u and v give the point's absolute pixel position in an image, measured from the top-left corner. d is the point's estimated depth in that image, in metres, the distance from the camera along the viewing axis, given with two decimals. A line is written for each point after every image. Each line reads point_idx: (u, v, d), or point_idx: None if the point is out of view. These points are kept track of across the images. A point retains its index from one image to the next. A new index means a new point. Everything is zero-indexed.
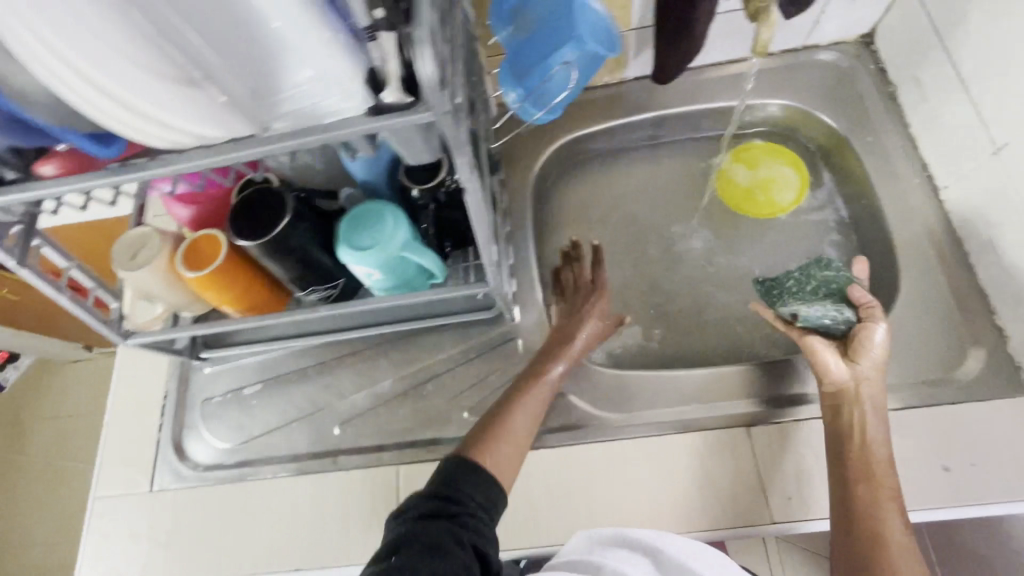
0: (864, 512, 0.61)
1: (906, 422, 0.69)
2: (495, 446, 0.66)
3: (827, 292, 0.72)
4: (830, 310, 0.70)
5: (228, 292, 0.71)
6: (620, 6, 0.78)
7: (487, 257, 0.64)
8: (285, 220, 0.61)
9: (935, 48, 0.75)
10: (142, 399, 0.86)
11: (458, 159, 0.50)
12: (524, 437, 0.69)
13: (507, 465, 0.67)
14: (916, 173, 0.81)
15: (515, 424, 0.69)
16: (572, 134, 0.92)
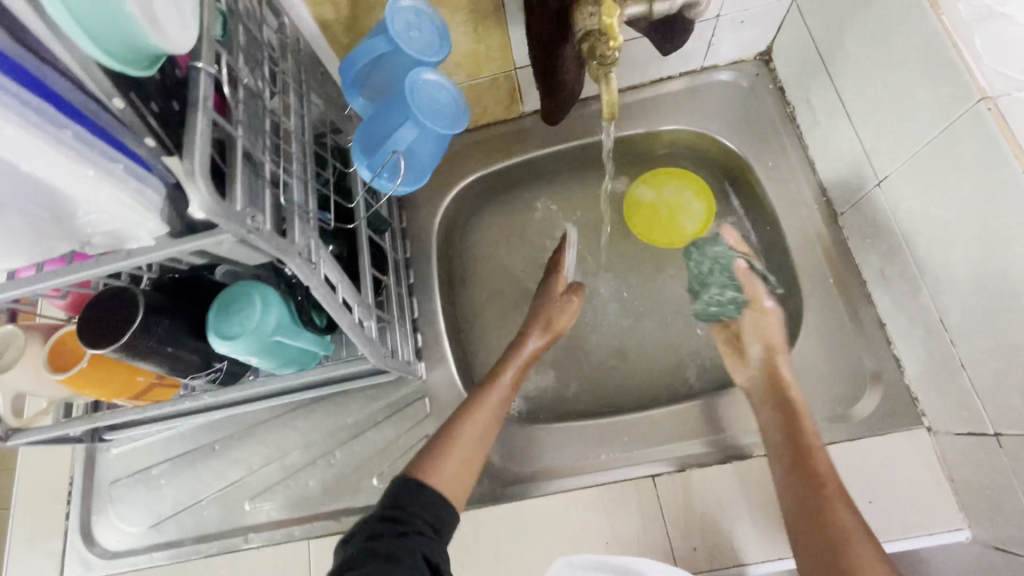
0: (818, 514, 0.61)
1: None
2: (458, 441, 0.67)
3: (723, 278, 0.80)
4: (715, 297, 0.81)
5: (106, 388, 0.66)
6: (497, 48, 0.73)
7: (358, 339, 0.61)
8: (138, 322, 0.57)
9: (821, 74, 0.73)
10: (47, 486, 0.83)
11: (288, 263, 0.48)
12: (479, 442, 0.68)
13: (470, 459, 0.66)
14: (815, 199, 0.79)
15: (480, 419, 0.69)
16: (472, 176, 0.89)
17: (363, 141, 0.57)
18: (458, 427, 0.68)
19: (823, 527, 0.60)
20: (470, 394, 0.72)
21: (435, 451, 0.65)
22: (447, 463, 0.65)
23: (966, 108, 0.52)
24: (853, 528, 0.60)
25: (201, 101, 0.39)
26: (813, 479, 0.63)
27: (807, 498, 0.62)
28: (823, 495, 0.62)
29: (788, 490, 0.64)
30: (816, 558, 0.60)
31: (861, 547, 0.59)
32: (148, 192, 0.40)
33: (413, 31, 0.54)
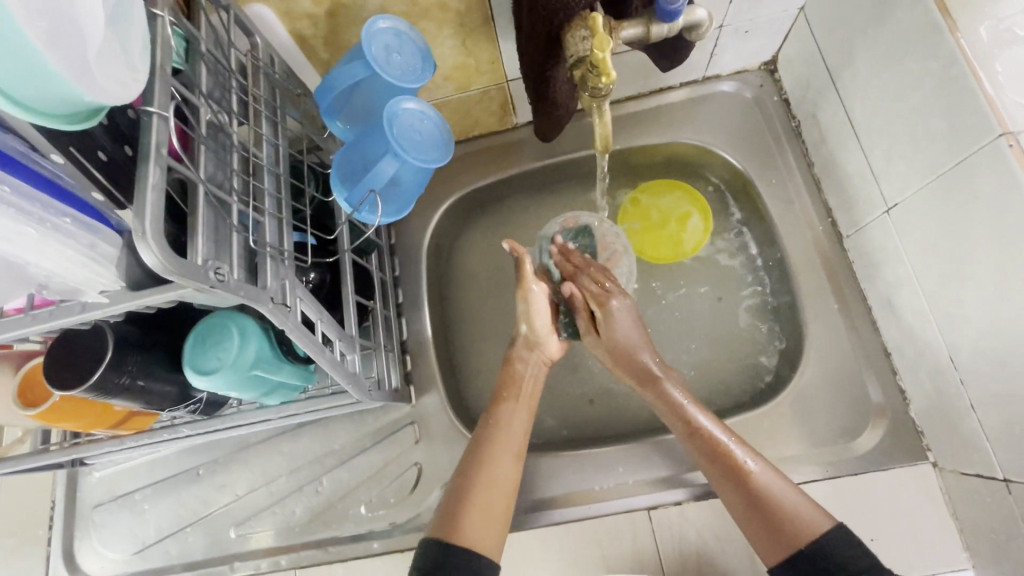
0: (753, 489, 0.57)
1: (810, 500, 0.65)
2: (478, 488, 0.60)
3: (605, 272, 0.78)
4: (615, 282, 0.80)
5: (83, 421, 0.62)
6: (487, 62, 0.69)
7: (342, 377, 0.58)
8: (107, 359, 0.53)
9: (829, 90, 0.69)
10: (30, 508, 0.82)
11: (259, 309, 0.45)
12: (505, 472, 0.63)
13: (498, 506, 0.60)
14: (820, 220, 0.76)
15: (492, 457, 0.63)
16: (462, 191, 0.86)
17: (342, 166, 0.53)
18: (477, 472, 0.62)
19: (737, 479, 0.58)
20: (481, 426, 0.67)
21: (459, 509, 0.59)
22: (478, 515, 0.58)
23: (984, 142, 0.49)
24: (762, 471, 0.58)
25: (153, 149, 0.36)
26: (708, 436, 0.61)
27: (714, 461, 0.60)
28: (723, 450, 0.60)
29: (697, 455, 0.62)
30: (747, 520, 0.57)
31: (777, 488, 0.57)
32: (101, 245, 0.38)
33: (393, 55, 0.51)
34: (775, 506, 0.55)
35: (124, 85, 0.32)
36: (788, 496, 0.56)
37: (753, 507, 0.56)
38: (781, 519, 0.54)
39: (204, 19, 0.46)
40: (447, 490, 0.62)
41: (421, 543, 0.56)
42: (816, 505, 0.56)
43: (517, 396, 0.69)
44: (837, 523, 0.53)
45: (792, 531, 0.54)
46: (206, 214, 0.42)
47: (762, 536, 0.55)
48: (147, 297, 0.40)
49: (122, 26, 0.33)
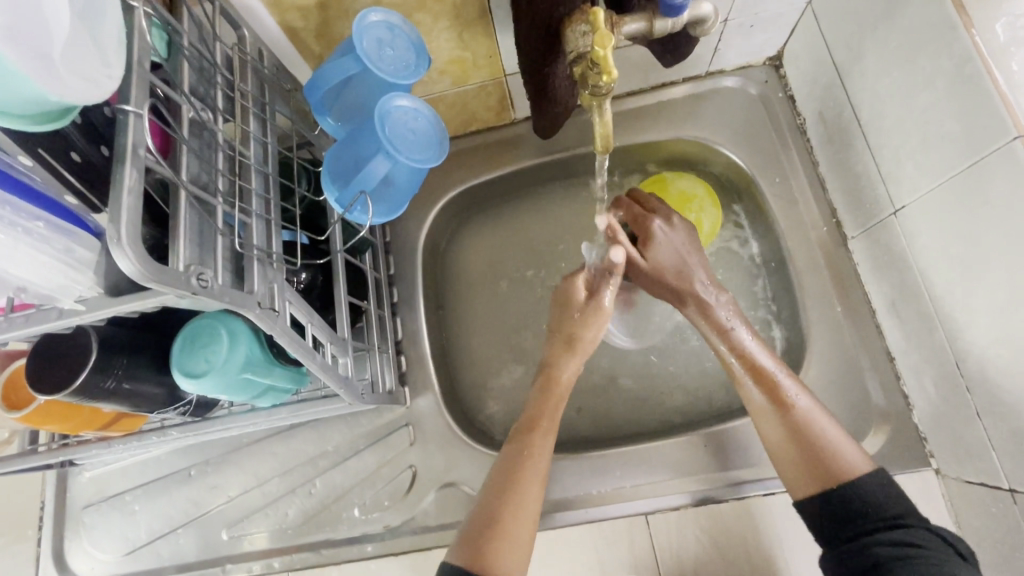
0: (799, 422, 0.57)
1: None
2: (516, 496, 0.57)
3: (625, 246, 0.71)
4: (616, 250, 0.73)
5: (68, 426, 0.60)
6: (485, 56, 0.67)
7: (334, 381, 0.57)
8: (91, 362, 0.51)
9: (837, 86, 0.67)
10: (19, 508, 0.81)
11: (246, 314, 0.43)
12: (533, 502, 0.58)
13: (525, 535, 0.56)
14: (824, 220, 0.74)
15: (522, 487, 0.58)
16: (459, 187, 0.84)
17: (333, 164, 0.52)
18: (510, 487, 0.58)
19: (781, 412, 0.58)
20: (509, 449, 0.62)
21: (494, 529, 0.55)
22: (515, 531, 0.56)
23: (999, 143, 0.48)
24: (809, 409, 0.58)
25: (129, 150, 0.34)
26: (758, 367, 0.61)
27: (762, 389, 0.60)
28: (772, 383, 0.60)
29: (743, 380, 0.61)
30: (786, 452, 0.58)
31: (823, 426, 0.57)
32: (76, 249, 0.36)
33: (385, 49, 0.49)
34: (818, 448, 0.56)
35: (94, 83, 0.31)
36: (833, 438, 0.56)
37: (796, 442, 0.57)
38: (824, 458, 0.55)
39: (186, 12, 0.44)
40: (477, 504, 0.59)
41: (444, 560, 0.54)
42: (855, 445, 0.57)
43: (549, 425, 0.63)
44: (874, 469, 0.55)
45: (832, 470, 0.55)
46: (189, 217, 0.40)
47: (796, 471, 0.57)
48: (126, 304, 0.38)
49: (94, 18, 0.32)
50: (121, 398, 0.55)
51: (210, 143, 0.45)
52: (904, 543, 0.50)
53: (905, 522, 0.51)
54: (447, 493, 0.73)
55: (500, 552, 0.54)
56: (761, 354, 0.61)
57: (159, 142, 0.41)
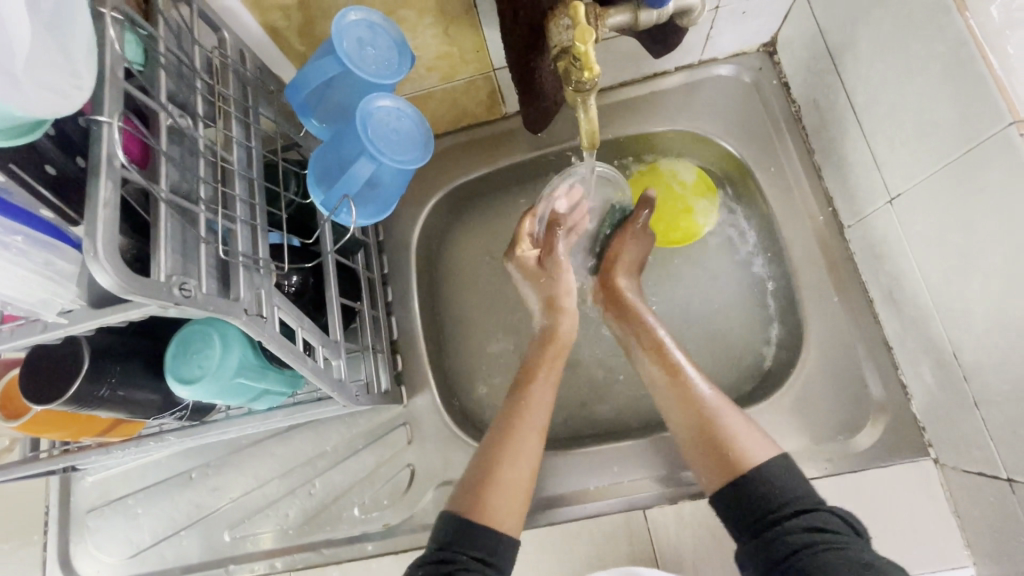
0: (707, 415, 0.60)
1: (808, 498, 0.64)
2: (511, 445, 0.62)
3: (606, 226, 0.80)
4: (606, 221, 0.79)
5: (66, 434, 0.60)
6: (472, 51, 0.66)
7: (328, 384, 0.57)
8: (84, 369, 0.51)
9: (831, 73, 0.66)
10: (25, 512, 0.82)
11: (233, 321, 0.43)
12: (530, 451, 0.62)
13: (522, 483, 0.60)
14: (820, 209, 0.73)
15: (519, 437, 0.62)
16: (451, 184, 0.83)
17: (319, 166, 0.51)
18: (510, 435, 0.63)
19: (687, 403, 0.61)
20: (506, 403, 0.66)
21: (484, 484, 0.59)
22: (508, 480, 0.59)
23: (995, 130, 0.47)
24: (714, 399, 0.61)
25: (103, 162, 0.34)
26: (669, 360, 0.65)
27: (670, 385, 0.63)
28: (679, 375, 0.63)
29: (653, 378, 0.66)
30: (692, 443, 0.60)
31: (729, 420, 0.59)
32: (57, 262, 0.36)
33: (366, 49, 0.48)
34: (721, 437, 0.58)
35: (62, 96, 0.32)
36: (739, 429, 0.58)
37: (699, 428, 0.60)
38: (729, 445, 0.57)
39: (162, 18, 0.43)
40: (475, 459, 0.62)
41: (439, 518, 0.57)
42: (763, 435, 0.58)
43: (546, 377, 0.68)
44: (776, 452, 0.56)
45: (733, 458, 0.56)
46: (170, 226, 0.40)
47: (707, 461, 0.58)
48: (110, 316, 0.38)
49: (63, 30, 0.32)
50: (117, 405, 0.55)
51: (191, 150, 0.44)
52: (812, 528, 0.50)
53: (810, 506, 0.52)
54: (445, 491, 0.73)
55: (492, 503, 0.57)
56: (674, 350, 0.66)
57: (138, 151, 0.40)
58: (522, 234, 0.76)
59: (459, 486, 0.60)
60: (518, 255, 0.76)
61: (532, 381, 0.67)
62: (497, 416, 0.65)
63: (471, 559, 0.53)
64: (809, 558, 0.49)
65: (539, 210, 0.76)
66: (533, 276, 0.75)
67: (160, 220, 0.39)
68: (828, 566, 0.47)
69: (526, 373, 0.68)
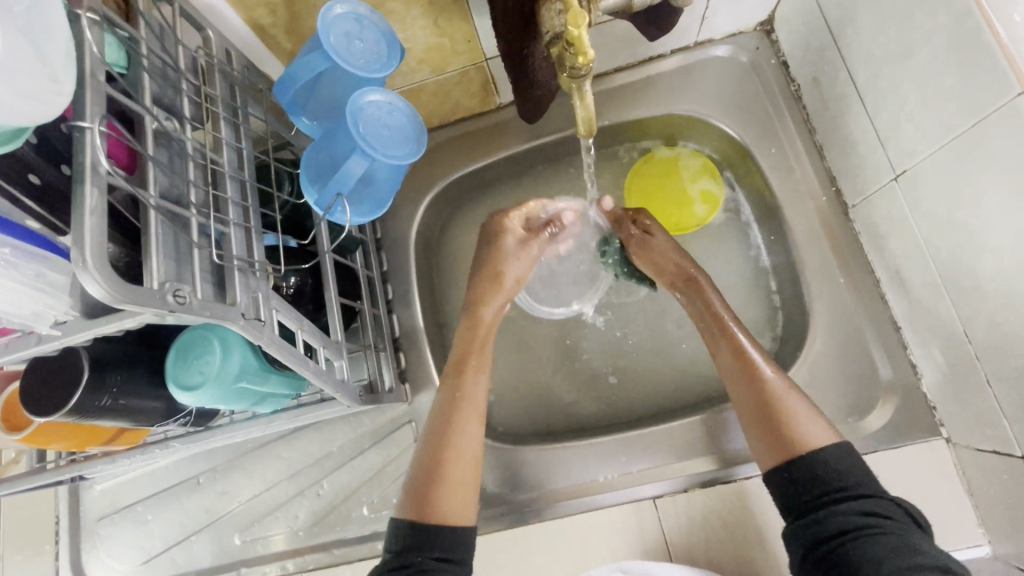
0: (773, 394, 0.58)
1: None
2: (452, 445, 0.60)
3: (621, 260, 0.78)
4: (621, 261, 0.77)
5: (70, 446, 0.60)
6: (463, 41, 0.64)
7: (330, 386, 0.56)
8: (84, 379, 0.50)
9: (831, 49, 0.64)
10: (36, 523, 0.82)
11: (230, 325, 0.42)
12: (468, 444, 0.61)
13: (467, 478, 0.60)
14: (823, 190, 0.72)
15: (461, 433, 0.61)
16: (447, 178, 0.82)
17: (312, 164, 0.50)
18: (453, 430, 0.62)
19: (750, 385, 0.59)
20: (441, 398, 0.64)
21: (431, 486, 0.58)
22: (453, 480, 0.59)
23: (1003, 101, 0.45)
24: (779, 381, 0.59)
25: (89, 168, 0.33)
26: (735, 341, 0.62)
27: (737, 367, 0.61)
28: (746, 357, 0.61)
29: (721, 358, 0.63)
30: (751, 421, 0.58)
31: (792, 401, 0.57)
32: (48, 274, 0.35)
33: (355, 42, 0.47)
34: (779, 417, 0.56)
35: (39, 100, 0.31)
36: (802, 412, 0.56)
37: (761, 409, 0.58)
38: (786, 430, 0.55)
39: (143, 19, 0.42)
40: (416, 458, 0.61)
41: (392, 522, 0.57)
42: (825, 425, 0.56)
43: (477, 366, 0.66)
44: (834, 443, 0.54)
45: (789, 443, 0.55)
46: (161, 231, 0.39)
47: (763, 440, 0.57)
48: (103, 326, 0.37)
49: (38, 34, 0.31)
50: (119, 414, 0.54)
51: (180, 153, 0.44)
52: (867, 513, 0.50)
53: (870, 492, 0.51)
54: None
55: (441, 501, 0.57)
56: (739, 333, 0.63)
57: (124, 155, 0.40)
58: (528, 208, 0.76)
59: (406, 488, 0.59)
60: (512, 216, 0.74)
61: (462, 373, 0.65)
62: (433, 412, 0.64)
63: (430, 559, 0.53)
64: (858, 540, 0.49)
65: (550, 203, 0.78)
66: (500, 243, 0.73)
67: (150, 223, 0.38)
68: (883, 550, 0.48)
69: (459, 362, 0.67)
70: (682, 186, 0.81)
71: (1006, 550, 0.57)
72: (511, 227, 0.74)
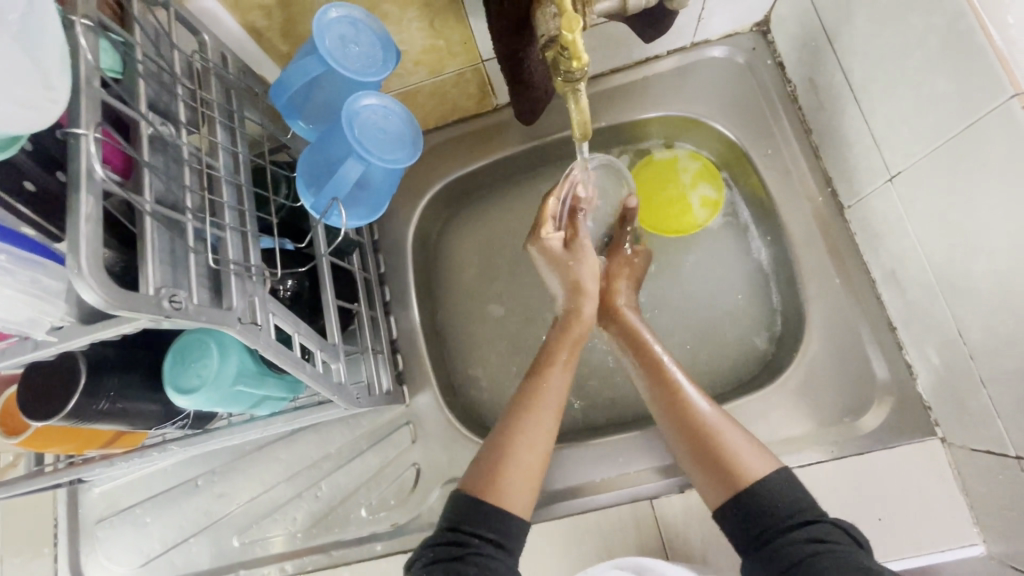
0: (710, 428, 0.60)
1: (814, 482, 0.64)
2: (525, 432, 0.61)
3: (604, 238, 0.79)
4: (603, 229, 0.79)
5: (68, 450, 0.60)
6: (459, 43, 0.64)
7: (327, 388, 0.56)
8: (82, 383, 0.50)
9: (827, 50, 0.64)
10: (34, 525, 0.82)
11: (228, 330, 0.42)
12: (545, 432, 0.62)
13: (534, 465, 0.60)
14: (819, 191, 0.72)
15: (536, 419, 0.62)
16: (444, 179, 0.82)
17: (307, 168, 0.50)
18: (533, 416, 0.62)
19: (686, 423, 0.61)
20: (523, 388, 0.65)
21: (496, 468, 0.59)
22: (524, 465, 0.59)
23: (997, 102, 0.45)
24: (714, 416, 0.61)
25: (84, 175, 0.33)
26: (671, 379, 0.64)
27: (669, 404, 0.63)
28: (680, 395, 0.63)
29: (652, 400, 0.65)
30: (692, 458, 0.60)
31: (729, 434, 0.59)
32: (43, 279, 0.35)
33: (350, 46, 0.47)
34: (722, 450, 0.58)
35: (35, 107, 0.31)
36: (739, 444, 0.58)
37: (699, 445, 0.59)
38: (730, 464, 0.57)
39: (138, 24, 0.42)
40: (487, 442, 0.62)
41: (451, 497, 0.58)
42: (763, 452, 0.57)
43: (564, 360, 0.67)
44: (775, 470, 0.55)
45: (736, 476, 0.56)
46: (157, 237, 0.39)
47: (705, 475, 0.58)
48: (99, 331, 0.37)
49: (33, 41, 0.31)
50: (117, 418, 0.54)
51: (176, 158, 0.44)
52: (817, 539, 0.50)
53: (811, 517, 0.52)
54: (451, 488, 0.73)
55: (503, 485, 0.58)
56: (672, 369, 0.65)
57: (119, 161, 0.40)
58: (547, 215, 0.71)
59: (468, 469, 0.60)
60: (541, 240, 0.71)
61: (552, 364, 0.67)
62: (513, 399, 0.65)
63: (484, 542, 0.54)
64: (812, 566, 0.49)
65: (562, 190, 0.72)
66: (556, 262, 0.72)
67: (146, 229, 0.38)
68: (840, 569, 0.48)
69: (546, 356, 0.68)
70: (680, 188, 0.81)
71: (1001, 550, 0.57)
72: (552, 245, 0.71)
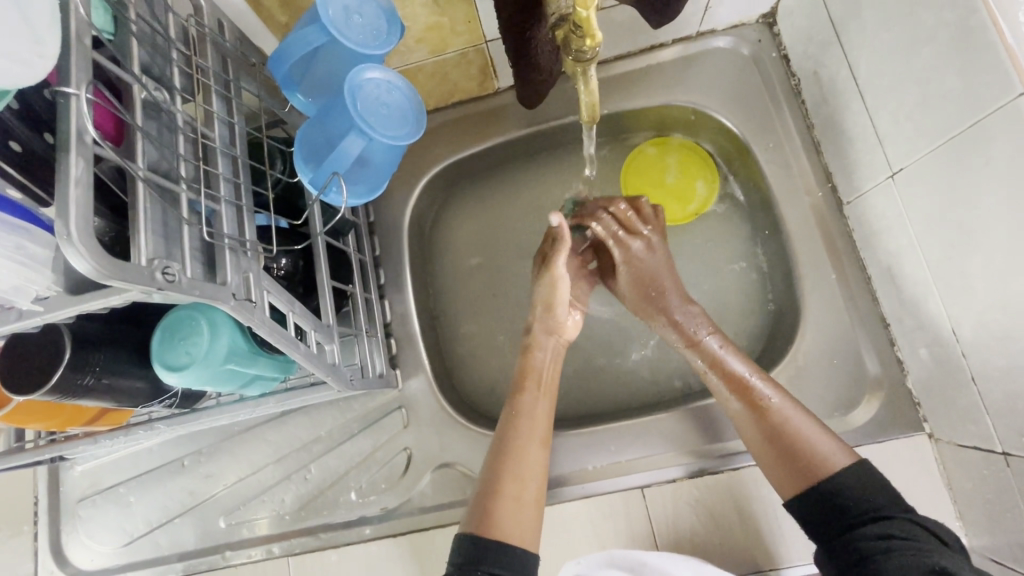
0: (776, 419, 0.59)
1: None
2: (513, 466, 0.61)
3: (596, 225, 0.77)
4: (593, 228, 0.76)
5: (49, 426, 0.57)
6: (463, 22, 0.63)
7: (323, 369, 0.55)
8: (66, 357, 0.48)
9: (833, 44, 0.64)
10: (13, 503, 0.80)
11: (221, 306, 0.41)
12: (536, 470, 0.61)
13: (531, 497, 0.60)
14: (819, 186, 0.72)
15: (521, 450, 0.62)
16: (442, 162, 0.81)
17: (306, 143, 0.49)
18: (516, 447, 0.62)
19: (756, 414, 0.60)
20: (506, 421, 0.65)
21: (494, 500, 0.59)
22: (515, 494, 0.59)
23: (1003, 100, 0.45)
24: (779, 402, 0.60)
25: (73, 137, 0.32)
26: (726, 369, 0.63)
27: (736, 395, 0.62)
28: (740, 381, 0.62)
29: (717, 387, 0.64)
30: (768, 448, 0.59)
31: (796, 421, 0.58)
32: (28, 246, 0.34)
33: (353, 17, 0.46)
34: (793, 438, 0.57)
35: (24, 64, 0.30)
36: (804, 428, 0.58)
37: (769, 431, 0.59)
38: (800, 445, 0.57)
39: None
40: (482, 473, 0.62)
41: (457, 538, 0.57)
42: (834, 437, 0.58)
43: (536, 384, 0.68)
44: (855, 460, 0.55)
45: (810, 465, 0.56)
46: (149, 207, 0.38)
47: (782, 469, 0.58)
48: (89, 302, 0.36)
49: None
50: (102, 394, 0.53)
51: (170, 126, 0.42)
52: (887, 535, 0.50)
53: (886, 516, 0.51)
54: (442, 473, 0.73)
55: (502, 518, 0.57)
56: (723, 352, 0.65)
57: (111, 127, 0.38)
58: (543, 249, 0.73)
59: (473, 502, 0.60)
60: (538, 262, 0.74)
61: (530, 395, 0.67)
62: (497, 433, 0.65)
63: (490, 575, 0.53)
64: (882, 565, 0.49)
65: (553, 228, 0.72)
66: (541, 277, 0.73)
67: (137, 197, 0.37)
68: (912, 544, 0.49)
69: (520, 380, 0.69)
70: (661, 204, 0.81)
71: (983, 543, 0.59)
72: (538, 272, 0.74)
